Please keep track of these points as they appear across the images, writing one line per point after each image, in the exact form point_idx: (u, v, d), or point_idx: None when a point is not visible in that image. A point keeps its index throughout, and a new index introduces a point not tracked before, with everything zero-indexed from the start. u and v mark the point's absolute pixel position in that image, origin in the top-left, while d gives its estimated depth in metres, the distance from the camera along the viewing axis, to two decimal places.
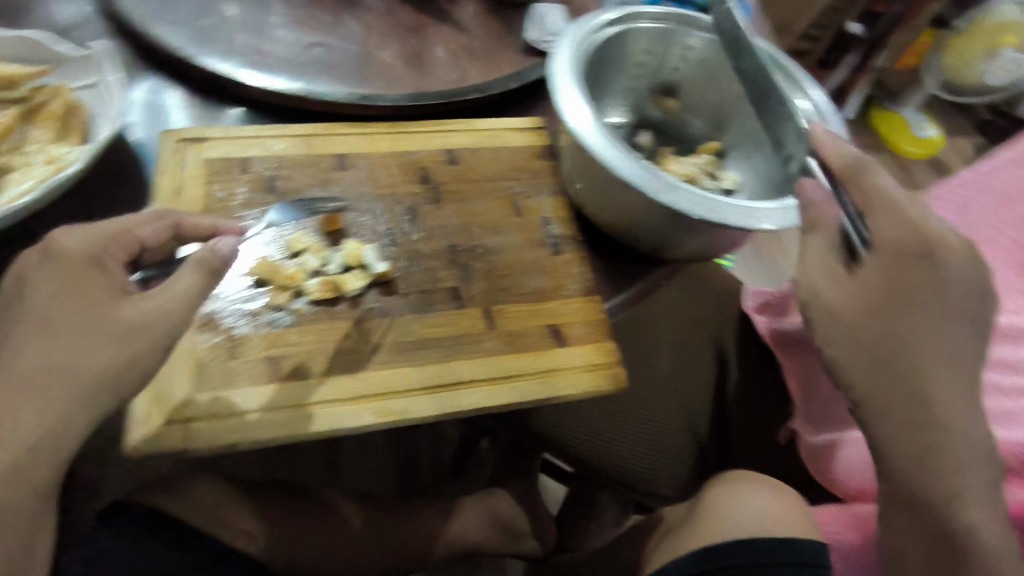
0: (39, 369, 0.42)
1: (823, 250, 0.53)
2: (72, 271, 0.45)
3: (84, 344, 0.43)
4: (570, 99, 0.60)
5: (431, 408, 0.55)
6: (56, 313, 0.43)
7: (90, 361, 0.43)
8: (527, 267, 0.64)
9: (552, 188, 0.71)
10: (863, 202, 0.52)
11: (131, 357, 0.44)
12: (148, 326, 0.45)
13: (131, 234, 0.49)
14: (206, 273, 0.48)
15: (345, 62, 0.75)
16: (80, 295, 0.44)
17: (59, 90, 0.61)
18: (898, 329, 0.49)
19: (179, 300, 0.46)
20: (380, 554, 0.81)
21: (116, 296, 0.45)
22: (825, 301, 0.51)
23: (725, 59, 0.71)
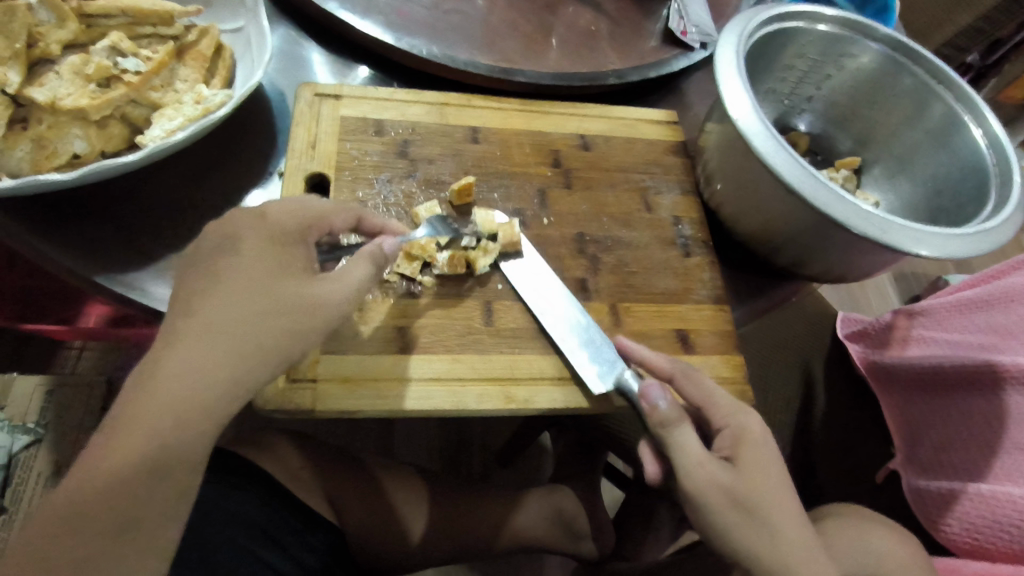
0: (230, 320, 0.39)
1: (688, 436, 0.48)
2: (273, 241, 0.43)
3: (265, 308, 0.40)
4: (733, 89, 0.57)
5: (555, 402, 0.53)
6: (243, 275, 0.41)
7: (268, 325, 0.40)
8: (655, 267, 0.62)
9: (683, 186, 0.68)
10: (705, 397, 0.52)
11: (302, 330, 0.41)
12: (318, 304, 0.42)
13: (327, 218, 0.48)
14: (374, 268, 0.47)
15: (481, 31, 0.72)
16: (271, 267, 0.42)
17: (208, 31, 0.61)
18: (766, 496, 0.46)
19: (354, 290, 0.45)
20: (446, 542, 0.78)
21: (296, 275, 0.43)
22: (708, 482, 0.47)
23: (890, 72, 0.67)
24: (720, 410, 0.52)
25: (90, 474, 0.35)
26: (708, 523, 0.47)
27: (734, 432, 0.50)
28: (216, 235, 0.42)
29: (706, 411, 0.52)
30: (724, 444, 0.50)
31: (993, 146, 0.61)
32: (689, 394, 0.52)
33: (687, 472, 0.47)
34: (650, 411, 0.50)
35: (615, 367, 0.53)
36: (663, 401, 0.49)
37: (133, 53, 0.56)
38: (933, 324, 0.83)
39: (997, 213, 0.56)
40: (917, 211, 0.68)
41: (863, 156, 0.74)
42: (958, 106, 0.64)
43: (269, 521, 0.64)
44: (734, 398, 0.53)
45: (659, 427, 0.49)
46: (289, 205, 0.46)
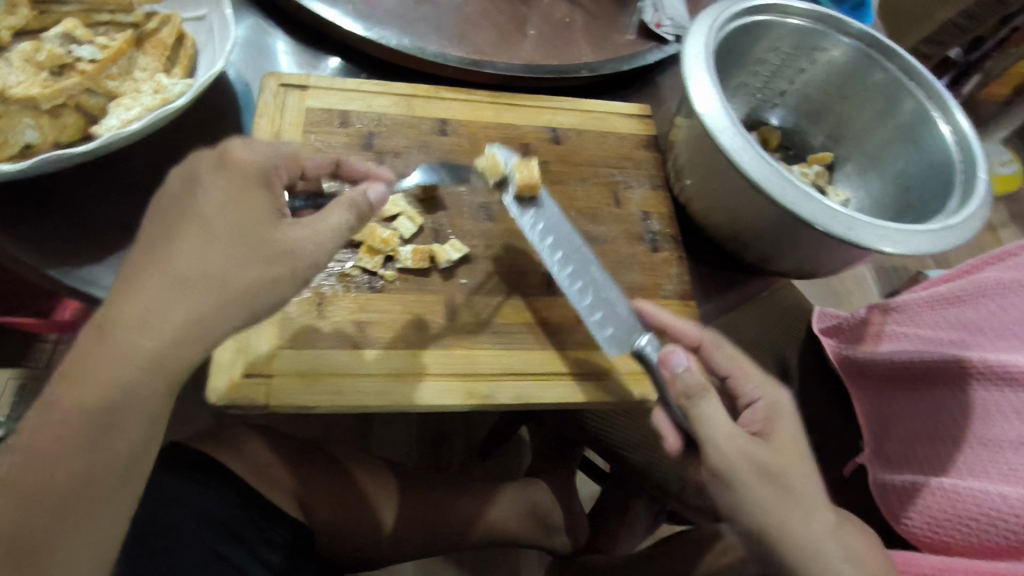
0: (195, 272, 0.38)
1: (714, 407, 0.49)
2: (238, 185, 0.41)
3: (230, 259, 0.39)
4: (701, 84, 0.56)
5: (518, 397, 0.53)
6: (209, 222, 0.39)
7: (238, 275, 0.39)
8: (623, 262, 0.62)
9: (654, 181, 0.67)
10: (733, 368, 0.55)
11: (272, 280, 0.40)
12: (296, 251, 0.41)
13: (297, 158, 0.47)
14: (354, 214, 0.44)
15: (453, 23, 0.71)
16: (237, 216, 0.40)
17: (170, 18, 0.59)
18: (796, 471, 0.48)
19: (329, 237, 0.43)
20: (415, 536, 0.78)
21: (261, 218, 0.41)
22: (741, 452, 0.47)
23: (862, 68, 0.67)
24: (749, 382, 0.55)
25: (36, 442, 0.35)
26: (738, 494, 0.47)
27: (768, 405, 0.53)
28: (176, 185, 0.41)
29: (733, 381, 0.55)
30: (755, 419, 0.53)
31: (960, 144, 0.61)
32: (718, 365, 0.56)
33: (716, 444, 0.48)
34: (675, 376, 0.50)
35: (632, 333, 0.53)
36: (683, 367, 0.50)
37: (88, 41, 0.56)
38: (907, 319, 0.83)
39: (962, 209, 0.56)
40: (885, 208, 0.68)
41: (836, 152, 0.74)
42: (928, 102, 0.64)
43: (243, 524, 0.65)
44: (764, 373, 0.56)
45: (683, 396, 0.49)
46: (247, 147, 0.43)
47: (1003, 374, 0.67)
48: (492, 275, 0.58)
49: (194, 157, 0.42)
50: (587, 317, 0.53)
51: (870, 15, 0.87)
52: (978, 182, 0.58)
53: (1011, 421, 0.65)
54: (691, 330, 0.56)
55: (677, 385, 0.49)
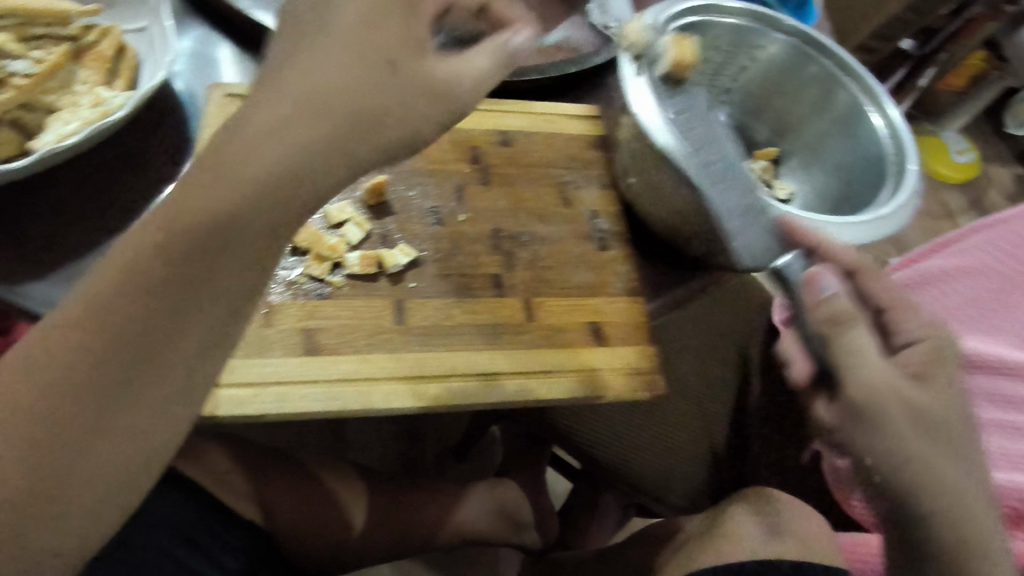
0: (331, 86, 0.40)
1: (864, 338, 0.48)
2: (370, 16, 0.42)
3: (343, 106, 0.40)
4: (638, 90, 0.58)
5: (467, 398, 0.54)
6: (325, 51, 0.41)
7: (367, 96, 0.41)
8: (573, 261, 0.63)
9: (602, 181, 0.69)
10: (892, 299, 0.53)
11: (411, 109, 0.42)
12: (445, 85, 0.43)
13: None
14: (501, 61, 0.46)
15: None
16: (373, 42, 0.41)
17: (109, 31, 0.59)
18: (948, 417, 0.49)
19: (477, 72, 0.45)
20: (381, 541, 0.78)
21: (391, 51, 0.42)
22: (891, 388, 0.47)
23: (799, 65, 0.69)
24: (912, 320, 0.52)
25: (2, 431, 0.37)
26: (883, 442, 0.47)
27: (932, 348, 0.51)
28: (315, 11, 0.42)
29: (892, 314, 0.53)
30: (913, 359, 0.50)
31: (893, 137, 0.64)
32: (875, 292, 0.53)
33: (866, 378, 0.47)
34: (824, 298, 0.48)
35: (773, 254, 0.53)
36: (831, 290, 0.48)
37: (22, 54, 0.54)
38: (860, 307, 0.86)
39: (893, 199, 0.59)
40: (827, 200, 0.70)
41: (780, 147, 0.76)
42: (862, 96, 0.66)
43: (192, 526, 0.66)
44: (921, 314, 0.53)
45: (829, 321, 0.48)
46: None
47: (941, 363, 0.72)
48: (442, 278, 0.58)
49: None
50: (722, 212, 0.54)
51: (812, 14, 0.90)
52: (908, 172, 0.60)
53: (989, 407, 0.74)
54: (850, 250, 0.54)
55: (830, 309, 0.48)
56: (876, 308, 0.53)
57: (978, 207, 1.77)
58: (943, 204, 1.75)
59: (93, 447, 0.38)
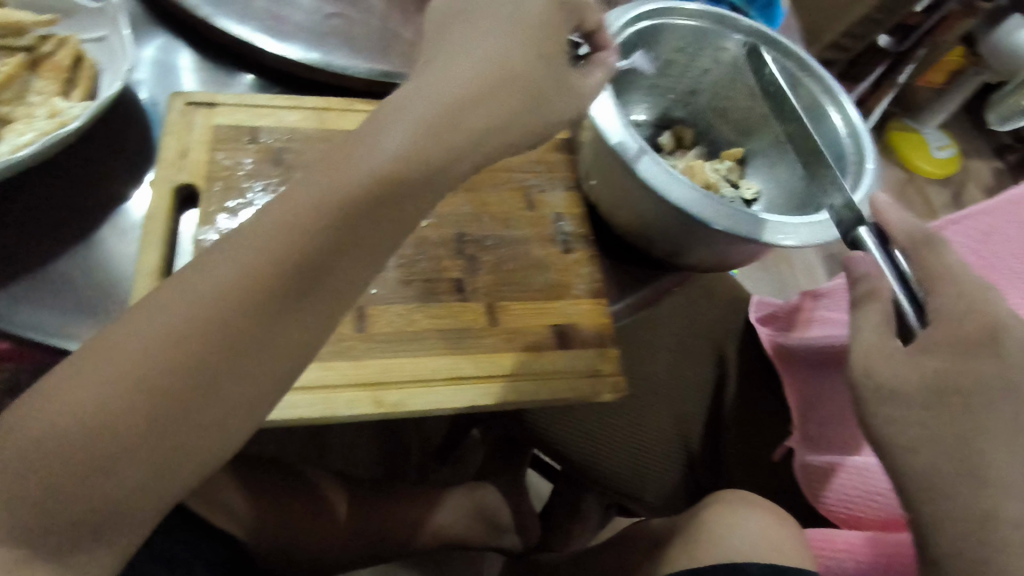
0: (469, 86, 0.45)
1: (876, 317, 0.48)
2: (522, 35, 0.48)
3: (496, 109, 0.46)
4: (596, 90, 0.58)
5: (428, 403, 0.54)
6: (477, 61, 0.46)
7: (505, 96, 0.46)
8: (536, 265, 0.63)
9: (568, 183, 0.69)
10: (945, 273, 0.47)
11: (544, 119, 0.49)
12: (570, 99, 0.50)
13: (569, 21, 0.51)
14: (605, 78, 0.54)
15: (365, 35, 0.71)
16: (518, 60, 0.47)
17: (65, 41, 0.59)
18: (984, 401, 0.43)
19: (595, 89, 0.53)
20: (352, 547, 0.78)
21: (541, 66, 0.48)
22: (892, 377, 0.45)
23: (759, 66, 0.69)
24: (960, 295, 0.46)
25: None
26: (887, 421, 0.45)
27: (963, 325, 0.45)
28: (442, 39, 0.48)
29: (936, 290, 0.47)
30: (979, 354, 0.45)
31: (851, 135, 0.64)
32: (927, 267, 0.48)
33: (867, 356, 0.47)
34: (859, 274, 0.50)
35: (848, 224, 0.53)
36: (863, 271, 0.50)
37: None
38: (835, 306, 0.89)
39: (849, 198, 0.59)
40: (791, 199, 0.71)
41: (746, 147, 0.77)
42: (821, 95, 0.67)
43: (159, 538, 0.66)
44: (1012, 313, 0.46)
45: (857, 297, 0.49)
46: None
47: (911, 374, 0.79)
48: (405, 287, 0.58)
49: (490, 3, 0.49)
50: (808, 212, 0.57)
51: (779, 15, 0.90)
52: (865, 171, 0.60)
53: None
54: (909, 218, 0.51)
55: (857, 288, 0.50)
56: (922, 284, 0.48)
57: (959, 201, 1.79)
58: (923, 199, 1.76)
59: (130, 471, 0.34)
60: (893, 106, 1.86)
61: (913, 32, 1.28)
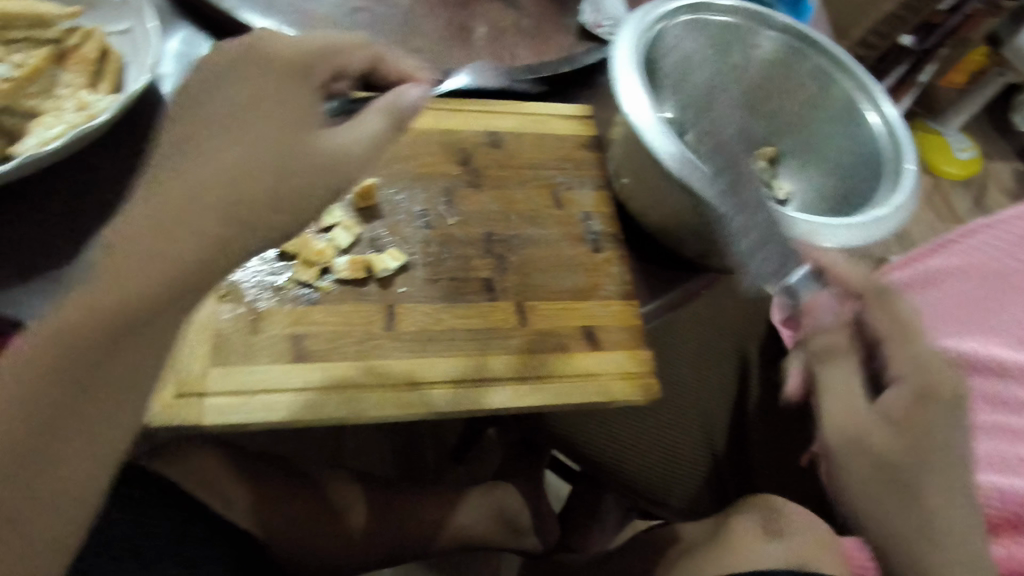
0: (214, 168, 0.37)
1: (847, 373, 0.46)
2: (277, 80, 0.40)
3: (262, 159, 0.38)
4: (630, 86, 0.57)
5: (458, 404, 0.53)
6: (239, 122, 0.39)
7: (256, 171, 0.38)
8: (564, 265, 0.61)
9: (596, 181, 0.68)
10: (892, 328, 0.47)
11: (307, 188, 0.39)
12: (341, 155, 0.40)
13: (321, 56, 0.43)
14: (391, 121, 0.44)
15: (390, 30, 0.70)
16: (278, 105, 0.40)
17: (91, 34, 0.58)
18: (907, 457, 0.44)
19: (372, 138, 0.42)
20: (375, 548, 0.77)
21: (293, 122, 0.39)
22: (850, 434, 0.45)
23: (793, 63, 0.68)
24: (901, 347, 0.46)
25: None
26: (847, 476, 0.45)
27: (910, 386, 0.45)
28: (199, 96, 0.39)
29: (888, 346, 0.47)
30: (893, 400, 0.45)
31: (889, 135, 0.63)
32: (874, 322, 0.48)
33: (832, 411, 0.46)
34: (820, 328, 0.48)
35: (785, 266, 0.50)
36: (830, 318, 0.48)
37: (4, 60, 0.54)
38: None
39: (888, 199, 0.57)
40: (827, 201, 0.68)
41: (779, 147, 0.73)
42: (857, 93, 0.65)
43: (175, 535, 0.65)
44: (931, 347, 0.47)
45: (820, 351, 0.47)
46: (284, 38, 0.42)
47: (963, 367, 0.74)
48: (434, 286, 0.57)
49: (226, 47, 0.41)
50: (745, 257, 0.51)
51: (807, 10, 0.88)
52: (906, 171, 0.59)
53: (987, 408, 0.79)
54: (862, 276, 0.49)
55: (817, 341, 0.48)
56: (874, 337, 0.48)
57: (982, 204, 1.76)
58: (945, 202, 1.73)
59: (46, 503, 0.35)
60: (914, 106, 1.83)
61: (936, 28, 1.27)
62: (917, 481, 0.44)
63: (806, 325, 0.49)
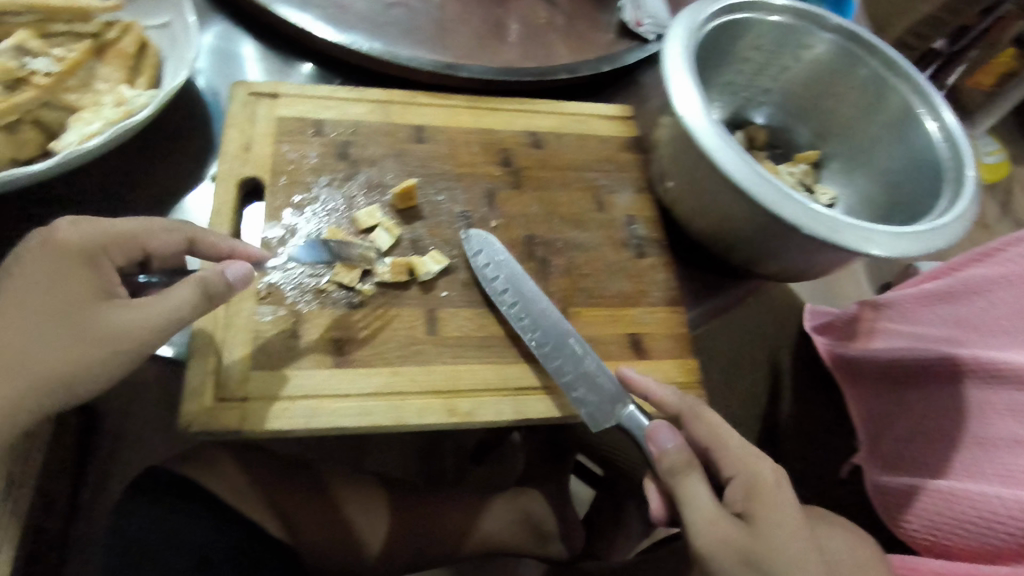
0: (10, 349, 0.39)
1: (697, 487, 0.46)
2: (59, 266, 0.41)
3: (48, 337, 0.39)
4: (681, 85, 0.55)
5: (501, 413, 0.51)
6: (39, 306, 0.40)
7: (50, 352, 0.39)
8: (606, 271, 0.60)
9: (638, 184, 0.66)
10: (712, 439, 0.49)
11: (90, 364, 0.40)
12: (119, 332, 0.41)
13: (135, 240, 0.44)
14: (201, 294, 0.43)
15: (428, 25, 0.69)
16: (61, 290, 0.40)
17: (130, 28, 0.57)
18: (774, 554, 0.43)
19: (167, 314, 0.42)
20: (405, 554, 0.76)
21: (90, 310, 0.41)
22: (716, 547, 0.44)
23: (846, 65, 0.66)
24: (729, 454, 0.49)
25: None
26: None
27: (744, 482, 0.47)
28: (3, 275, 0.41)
29: (715, 454, 0.49)
30: (737, 497, 0.47)
31: (947, 141, 0.60)
32: (697, 435, 0.50)
33: (697, 528, 0.45)
34: (660, 454, 0.48)
35: (616, 402, 0.51)
36: (671, 444, 0.48)
37: (43, 53, 0.52)
38: (898, 316, 0.80)
39: (950, 208, 0.55)
40: (875, 207, 0.66)
41: (822, 150, 0.72)
42: (913, 98, 0.63)
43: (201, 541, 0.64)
44: (747, 442, 0.49)
45: (669, 473, 0.47)
46: (80, 227, 0.42)
47: (994, 372, 0.64)
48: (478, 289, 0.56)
49: (50, 233, 0.42)
50: (568, 392, 0.51)
51: (852, 8, 0.86)
52: (967, 179, 0.56)
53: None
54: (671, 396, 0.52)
55: (662, 464, 0.47)
56: (704, 449, 0.50)
57: (1009, 209, 1.72)
58: None
59: None
60: None
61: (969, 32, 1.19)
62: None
63: (650, 452, 0.49)
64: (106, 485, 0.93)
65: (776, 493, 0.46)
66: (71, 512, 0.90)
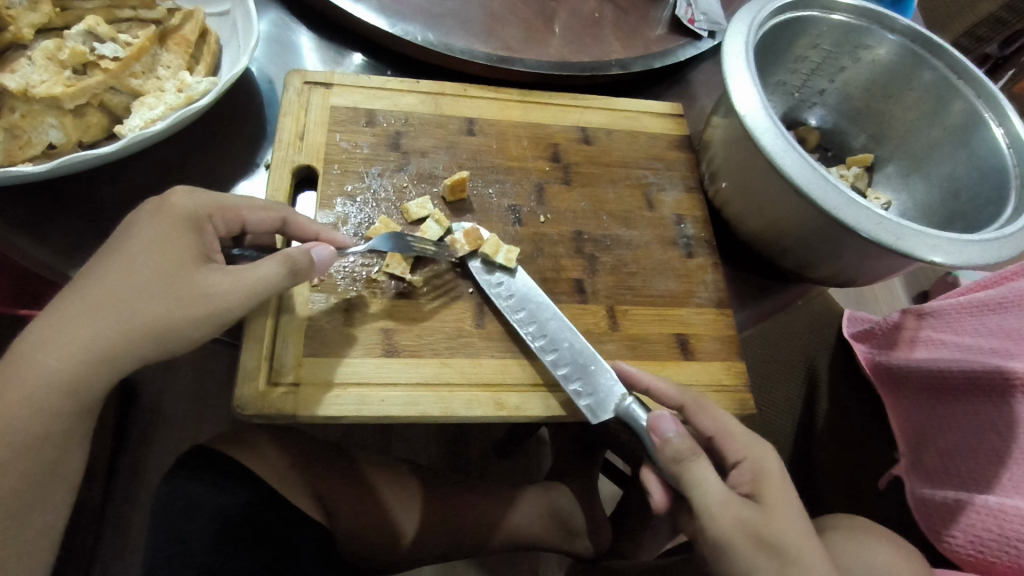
0: (111, 296, 0.40)
1: (706, 471, 0.45)
2: (168, 227, 0.43)
3: (147, 289, 0.40)
4: (742, 83, 0.54)
5: (547, 409, 0.52)
6: (142, 261, 0.41)
7: (149, 305, 0.40)
8: (655, 270, 0.59)
9: (687, 182, 0.65)
10: (719, 429, 0.49)
11: (182, 321, 0.41)
12: (213, 296, 0.42)
13: (235, 211, 0.47)
14: (286, 269, 0.44)
15: (481, 17, 0.68)
16: (167, 248, 0.42)
17: (192, 15, 0.58)
18: (785, 531, 0.44)
19: (256, 288, 0.43)
20: (438, 543, 0.77)
21: (190, 270, 0.42)
22: (724, 527, 0.43)
23: (909, 67, 0.64)
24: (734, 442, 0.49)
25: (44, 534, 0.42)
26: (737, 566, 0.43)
27: (751, 466, 0.47)
28: (115, 234, 0.43)
29: (719, 443, 0.49)
30: (743, 480, 0.47)
31: (1014, 148, 0.58)
32: (703, 425, 0.50)
33: (708, 512, 0.44)
34: (665, 442, 0.45)
35: (612, 394, 0.50)
36: (675, 432, 0.45)
37: (111, 38, 0.54)
38: (944, 325, 0.76)
39: (1017, 217, 0.53)
40: (932, 213, 0.64)
41: (875, 153, 0.70)
42: (979, 103, 0.61)
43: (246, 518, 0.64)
44: (750, 430, 0.50)
45: (673, 461, 0.45)
46: (188, 193, 0.45)
47: None
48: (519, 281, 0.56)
49: (170, 200, 0.44)
50: (566, 383, 0.50)
51: (911, 8, 0.83)
52: None
53: None
54: (675, 391, 0.51)
55: (664, 454, 0.45)
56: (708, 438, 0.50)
57: None
58: None
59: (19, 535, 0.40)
60: None
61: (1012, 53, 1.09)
62: (808, 555, 0.43)
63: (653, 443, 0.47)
64: (143, 463, 0.95)
65: (779, 479, 0.47)
66: (109, 488, 0.92)
